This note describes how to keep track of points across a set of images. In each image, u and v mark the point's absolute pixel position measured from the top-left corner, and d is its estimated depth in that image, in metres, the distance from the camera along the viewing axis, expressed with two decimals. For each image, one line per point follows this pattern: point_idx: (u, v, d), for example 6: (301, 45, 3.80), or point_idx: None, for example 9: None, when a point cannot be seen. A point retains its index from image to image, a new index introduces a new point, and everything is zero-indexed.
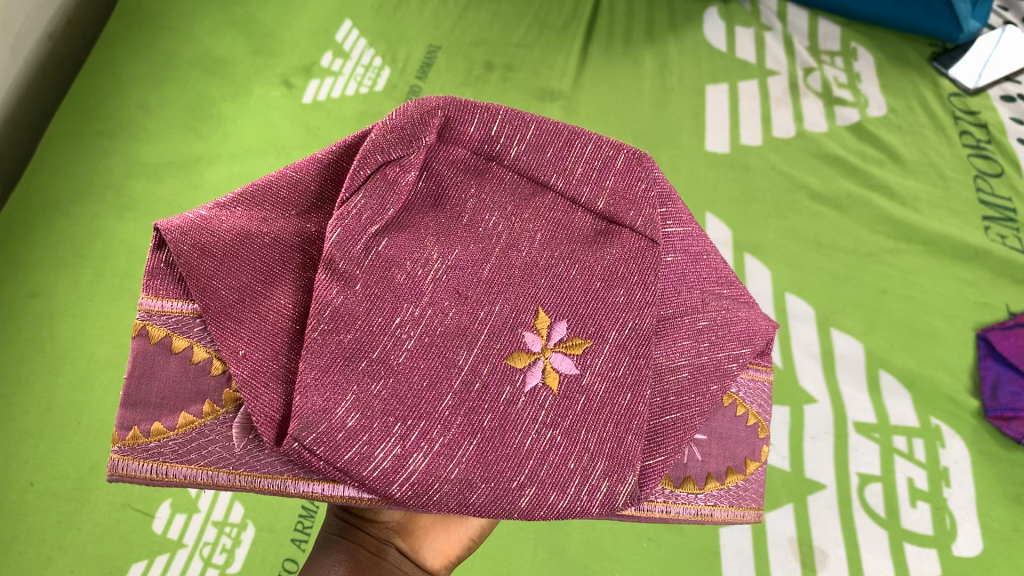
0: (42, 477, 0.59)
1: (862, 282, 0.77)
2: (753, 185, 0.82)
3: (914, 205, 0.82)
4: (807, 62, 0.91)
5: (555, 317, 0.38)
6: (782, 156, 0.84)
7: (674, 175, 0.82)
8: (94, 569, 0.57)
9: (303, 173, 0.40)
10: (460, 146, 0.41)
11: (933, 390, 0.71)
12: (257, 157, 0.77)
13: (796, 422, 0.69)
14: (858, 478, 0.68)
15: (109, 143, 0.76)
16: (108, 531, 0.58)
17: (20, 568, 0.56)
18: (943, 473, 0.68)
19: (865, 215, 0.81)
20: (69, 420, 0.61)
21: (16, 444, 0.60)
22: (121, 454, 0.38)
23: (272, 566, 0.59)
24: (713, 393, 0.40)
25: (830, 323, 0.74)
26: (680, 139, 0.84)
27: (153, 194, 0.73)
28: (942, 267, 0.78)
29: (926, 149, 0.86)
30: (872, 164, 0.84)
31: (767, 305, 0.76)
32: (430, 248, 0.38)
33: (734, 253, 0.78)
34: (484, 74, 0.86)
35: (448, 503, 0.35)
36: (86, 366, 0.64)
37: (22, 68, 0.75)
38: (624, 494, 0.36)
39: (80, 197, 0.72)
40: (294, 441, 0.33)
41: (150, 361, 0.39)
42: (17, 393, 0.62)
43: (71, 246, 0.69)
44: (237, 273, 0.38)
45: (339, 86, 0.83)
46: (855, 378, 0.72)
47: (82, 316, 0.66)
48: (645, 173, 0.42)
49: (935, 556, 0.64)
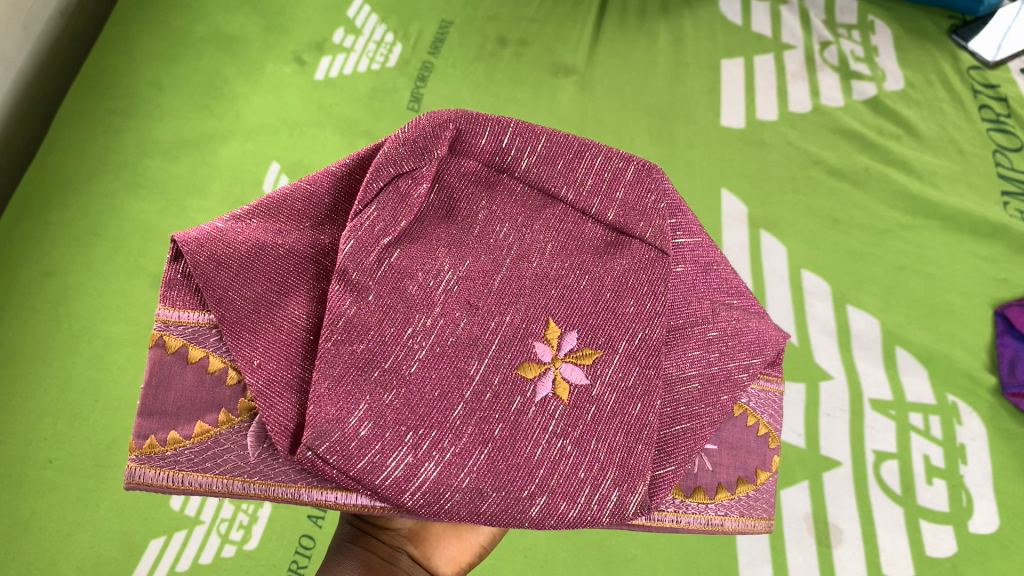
0: (62, 454, 0.60)
1: (879, 259, 0.76)
2: (768, 161, 0.81)
3: (932, 179, 0.81)
4: (824, 35, 0.90)
5: (566, 327, 0.38)
6: (798, 131, 0.83)
7: (691, 152, 0.81)
8: (114, 544, 0.58)
9: (316, 186, 0.40)
10: (471, 158, 0.41)
11: (949, 366, 0.71)
12: (271, 134, 0.77)
13: (811, 400, 0.69)
14: (874, 454, 0.67)
15: (123, 121, 0.76)
16: (127, 509, 0.59)
17: (40, 544, 0.56)
18: (960, 450, 0.68)
19: (882, 191, 0.80)
20: (86, 398, 0.62)
21: (35, 422, 0.60)
22: (139, 463, 0.38)
23: (288, 543, 0.60)
24: (724, 404, 0.40)
25: (846, 300, 0.74)
26: (696, 114, 0.83)
27: (167, 172, 0.74)
28: (959, 242, 0.77)
29: (945, 124, 0.85)
30: (889, 139, 0.83)
31: (783, 281, 0.75)
32: (441, 258, 0.39)
33: (749, 230, 0.77)
34: (497, 49, 0.86)
35: (459, 511, 0.36)
36: (103, 343, 0.64)
37: (34, 47, 0.76)
38: (635, 503, 0.37)
39: (95, 175, 0.72)
40: (308, 450, 0.34)
41: (167, 370, 0.39)
42: (35, 370, 0.62)
43: (84, 224, 0.70)
44: (253, 284, 0.38)
45: (351, 63, 0.83)
46: (872, 355, 0.71)
47: (99, 295, 0.66)
48: (656, 185, 0.43)
49: (952, 534, 0.64)
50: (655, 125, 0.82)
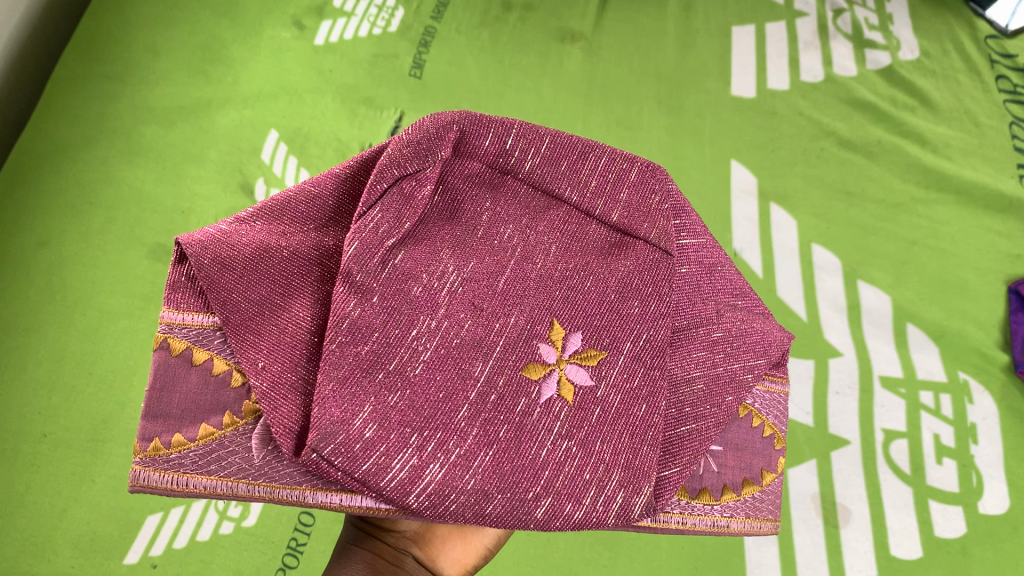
0: (56, 428, 0.59)
1: (892, 234, 0.76)
2: (778, 133, 0.80)
3: (946, 151, 0.81)
4: (838, 3, 0.89)
5: (571, 329, 0.38)
6: (810, 101, 0.83)
7: (700, 122, 0.81)
8: (110, 521, 0.57)
9: (321, 188, 0.41)
10: (475, 159, 0.41)
11: (962, 343, 0.71)
12: (268, 101, 0.76)
13: (820, 377, 0.69)
14: (883, 433, 0.67)
15: (117, 86, 0.74)
16: (122, 484, 0.59)
17: (35, 518, 0.56)
18: (970, 430, 0.67)
19: (895, 163, 0.79)
20: (82, 371, 0.61)
21: (30, 397, 0.59)
22: (143, 465, 0.38)
23: (287, 521, 0.60)
24: (729, 404, 0.40)
25: (857, 276, 0.73)
26: (706, 84, 0.83)
27: (164, 140, 0.72)
28: (972, 217, 0.77)
29: (960, 95, 0.85)
30: (903, 109, 0.83)
31: (792, 255, 0.74)
32: (445, 260, 0.39)
33: (758, 203, 0.76)
34: (502, 14, 0.85)
35: (464, 513, 0.35)
36: (97, 316, 0.64)
37: (29, 8, 0.75)
38: (641, 505, 0.36)
39: (89, 143, 0.71)
40: (313, 452, 0.33)
41: (171, 373, 0.39)
42: (30, 342, 0.61)
43: (78, 192, 0.68)
44: (256, 287, 0.38)
45: (351, 28, 0.81)
46: (882, 333, 0.71)
47: (95, 266, 0.66)
48: (659, 186, 0.43)
49: (961, 515, 0.64)
50: (665, 93, 0.82)
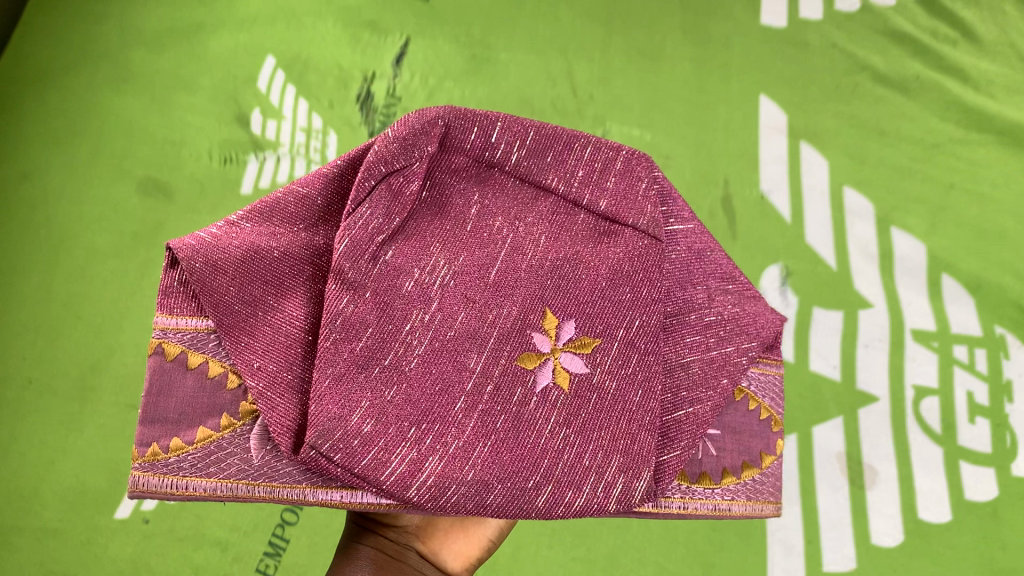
0: (42, 374, 0.62)
1: (929, 176, 0.73)
2: (811, 68, 0.76)
3: (989, 89, 0.75)
4: None
5: (563, 317, 0.39)
6: (844, 32, 0.77)
7: (727, 51, 0.77)
8: (101, 470, 0.60)
9: (309, 188, 0.41)
10: (461, 154, 0.42)
11: (1000, 296, 0.68)
12: (266, 24, 0.76)
13: (848, 329, 0.68)
14: (914, 390, 0.66)
15: (105, 10, 0.75)
16: (108, 436, 0.61)
17: (22, 467, 0.60)
18: (1005, 387, 0.66)
19: (933, 101, 0.75)
20: (69, 313, 0.64)
21: (15, 338, 0.63)
22: (143, 470, 0.38)
23: None
24: (725, 387, 0.40)
25: (891, 222, 0.71)
26: (733, 11, 0.78)
27: (152, 65, 0.73)
28: (1018, 159, 0.73)
29: (1006, 26, 0.77)
30: (943, 43, 0.77)
31: (824, 198, 0.72)
32: (436, 254, 0.39)
33: (789, 141, 0.74)
34: None
35: (466, 504, 0.35)
36: (85, 256, 0.66)
37: None
38: (641, 488, 0.37)
39: (73, 69, 0.72)
40: (311, 449, 0.34)
41: (167, 377, 0.39)
42: (20, 280, 0.65)
43: (64, 122, 0.70)
44: (249, 287, 0.38)
45: None
46: (916, 283, 0.69)
47: (78, 202, 0.68)
48: (645, 173, 0.43)
49: (993, 477, 0.64)
50: (688, 19, 0.78)
